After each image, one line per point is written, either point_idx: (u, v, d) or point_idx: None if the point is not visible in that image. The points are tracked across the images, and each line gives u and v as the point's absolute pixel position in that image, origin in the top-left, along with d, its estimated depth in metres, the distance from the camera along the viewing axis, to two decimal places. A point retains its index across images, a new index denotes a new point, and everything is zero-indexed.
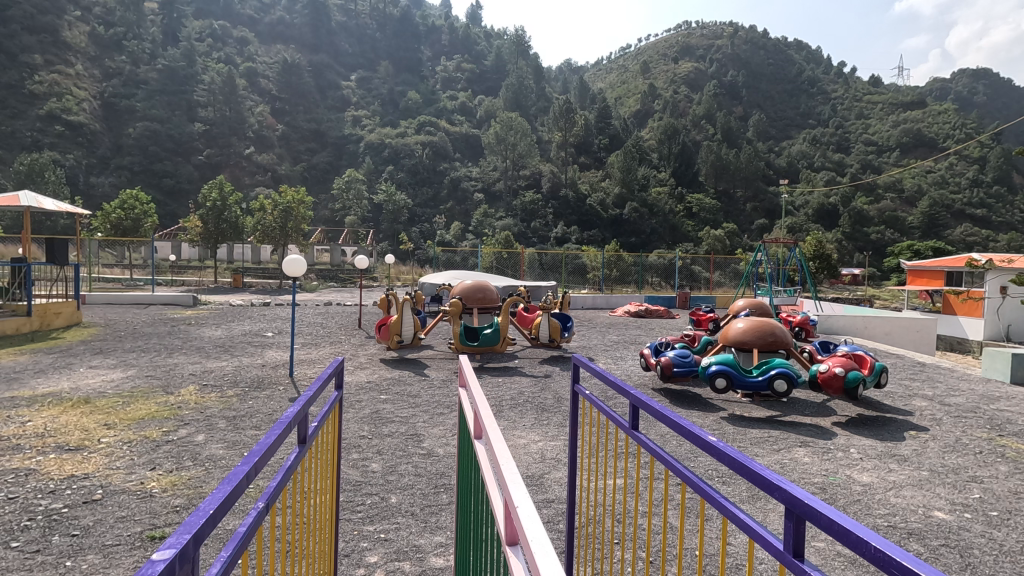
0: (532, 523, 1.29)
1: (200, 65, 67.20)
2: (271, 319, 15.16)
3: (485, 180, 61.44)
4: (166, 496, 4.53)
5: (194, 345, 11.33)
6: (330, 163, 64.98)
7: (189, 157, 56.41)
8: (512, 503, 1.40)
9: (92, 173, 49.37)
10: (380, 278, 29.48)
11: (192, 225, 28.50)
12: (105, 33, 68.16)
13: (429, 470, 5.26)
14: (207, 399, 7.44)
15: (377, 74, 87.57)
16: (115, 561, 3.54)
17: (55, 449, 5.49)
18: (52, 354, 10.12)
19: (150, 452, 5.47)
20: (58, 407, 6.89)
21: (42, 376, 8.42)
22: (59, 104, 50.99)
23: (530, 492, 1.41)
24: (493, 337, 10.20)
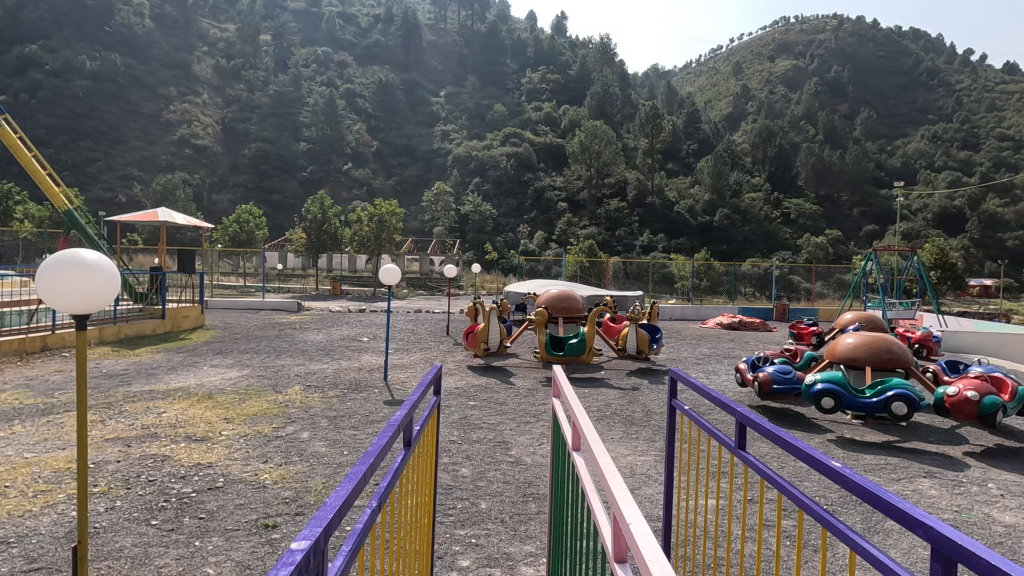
0: (640, 537, 1.25)
1: (306, 89, 72.65)
2: (367, 324, 16.05)
3: (569, 189, 61.30)
4: (277, 487, 4.89)
5: (298, 347, 12.20)
6: (420, 176, 67.77)
7: (295, 174, 61.13)
8: (623, 517, 1.35)
9: (214, 191, 55.07)
10: (467, 286, 30.36)
11: (296, 237, 30.83)
12: (227, 65, 76.11)
13: (517, 477, 5.29)
14: (311, 400, 7.95)
15: (465, 89, 90.45)
16: (236, 544, 3.86)
17: (185, 438, 6.12)
18: (181, 354, 11.25)
19: (263, 447, 5.95)
20: (186, 401, 7.67)
21: (173, 373, 9.41)
22: (188, 130, 57.75)
23: (638, 510, 1.35)
24: (579, 347, 10.06)
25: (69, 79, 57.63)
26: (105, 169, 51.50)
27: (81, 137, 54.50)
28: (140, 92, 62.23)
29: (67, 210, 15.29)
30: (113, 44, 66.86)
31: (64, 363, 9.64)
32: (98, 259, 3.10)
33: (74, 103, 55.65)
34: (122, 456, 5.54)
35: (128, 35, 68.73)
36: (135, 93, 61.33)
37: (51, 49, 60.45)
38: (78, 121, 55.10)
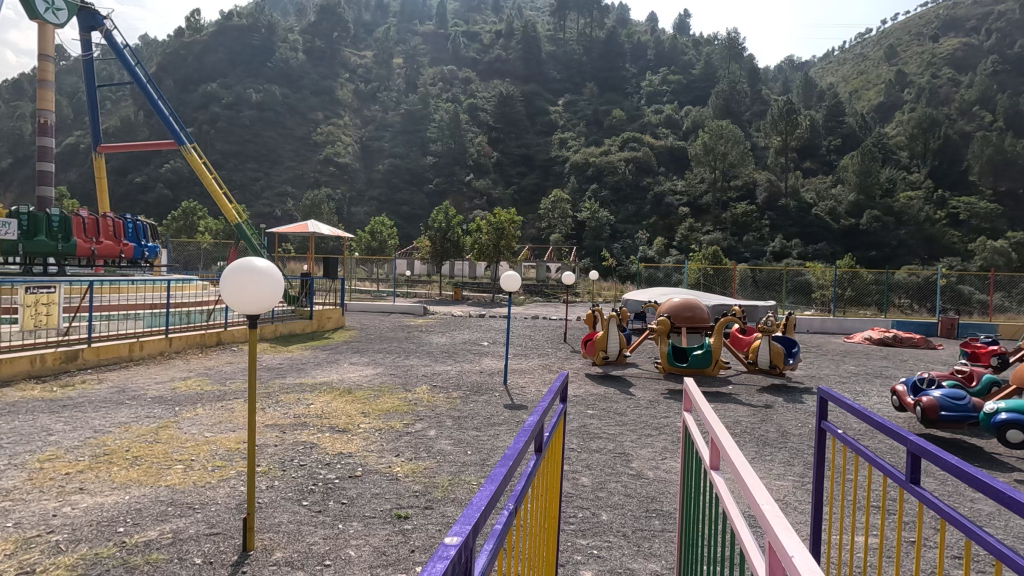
0: (801, 558, 1.13)
1: (433, 105, 77.06)
2: (487, 329, 16.57)
3: (692, 193, 58.61)
4: (407, 480, 5.21)
5: (425, 349, 12.94)
6: (538, 185, 68.85)
7: (422, 187, 65.26)
8: (778, 540, 1.22)
9: (353, 204, 60.55)
10: (583, 293, 30.24)
11: (423, 244, 32.79)
12: (365, 88, 83.37)
13: (639, 492, 5.11)
14: (437, 399, 8.42)
15: (583, 96, 90.40)
16: (373, 530, 4.17)
17: (329, 428, 6.76)
18: (325, 351, 12.44)
19: (394, 441, 6.37)
20: (330, 394, 8.46)
21: (319, 368, 10.43)
22: (332, 150, 64.13)
23: (794, 530, 1.24)
24: (704, 359, 9.52)
25: (239, 109, 66.64)
26: (266, 187, 58.94)
27: (248, 160, 62.82)
28: (293, 118, 70.30)
29: (238, 224, 17.73)
30: (274, 77, 76.15)
31: (234, 356, 11.12)
32: (267, 266, 3.52)
33: (243, 130, 64.29)
34: (280, 440, 6.25)
35: (285, 68, 77.93)
36: (291, 119, 69.35)
37: (227, 85, 70.36)
38: (246, 146, 63.60)
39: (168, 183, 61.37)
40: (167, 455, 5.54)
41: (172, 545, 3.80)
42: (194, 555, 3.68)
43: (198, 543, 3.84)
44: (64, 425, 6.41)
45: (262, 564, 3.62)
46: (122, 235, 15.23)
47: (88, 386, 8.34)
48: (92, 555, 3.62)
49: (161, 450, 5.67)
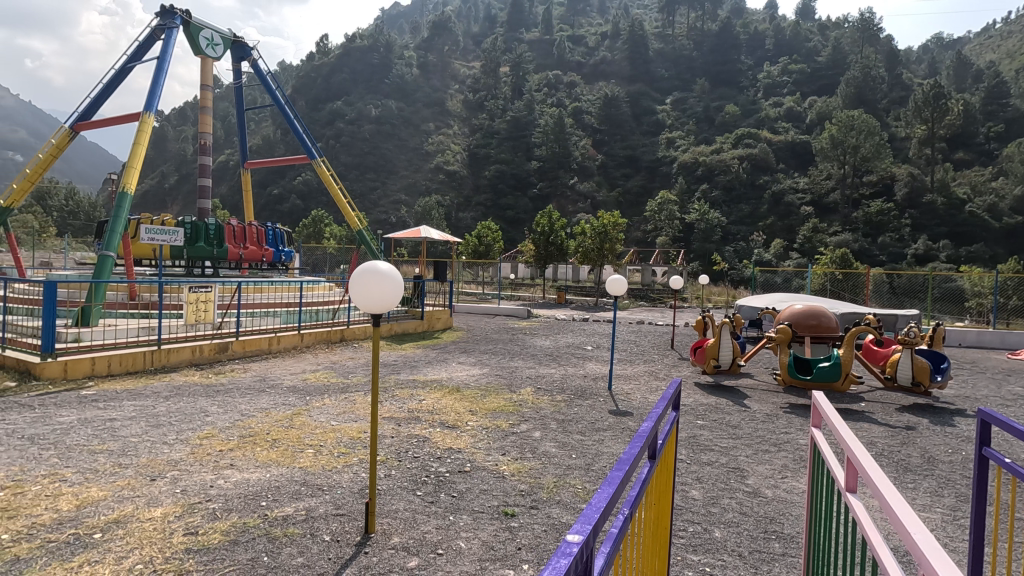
0: None
1: (538, 110, 78.01)
2: (591, 333, 16.44)
3: (816, 191, 53.94)
4: (513, 479, 5.30)
5: (529, 352, 13.10)
6: (644, 186, 67.12)
7: (526, 191, 66.35)
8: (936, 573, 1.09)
9: (460, 210, 63.07)
10: (691, 298, 29.02)
11: (527, 248, 33.30)
12: (473, 98, 86.51)
13: (756, 511, 4.80)
14: (542, 401, 8.49)
15: (693, 92, 86.77)
16: (482, 525, 4.30)
17: (439, 424, 7.09)
18: (434, 350, 13.04)
19: (501, 440, 6.52)
20: (440, 391, 8.87)
21: (430, 366, 10.97)
22: (443, 158, 67.32)
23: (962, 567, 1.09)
24: (832, 373, 8.67)
25: (360, 124, 72.07)
26: (383, 195, 63.29)
27: (367, 171, 67.82)
28: (408, 130, 74.73)
29: (359, 230, 19.16)
30: (391, 92, 81.37)
31: (355, 352, 12.04)
32: (389, 269, 3.78)
33: (364, 144, 69.55)
34: (395, 433, 6.65)
35: (401, 83, 82.96)
36: (405, 131, 73.78)
37: (350, 102, 76.39)
38: (366, 158, 68.74)
39: (300, 194, 68.03)
40: (300, 440, 6.13)
41: (306, 521, 4.20)
42: (324, 533, 4.03)
43: (327, 522, 4.19)
44: (219, 408, 7.34)
45: (381, 546, 3.88)
46: (264, 242, 17.06)
47: (236, 374, 9.47)
48: (240, 525, 4.09)
49: (295, 435, 6.29)
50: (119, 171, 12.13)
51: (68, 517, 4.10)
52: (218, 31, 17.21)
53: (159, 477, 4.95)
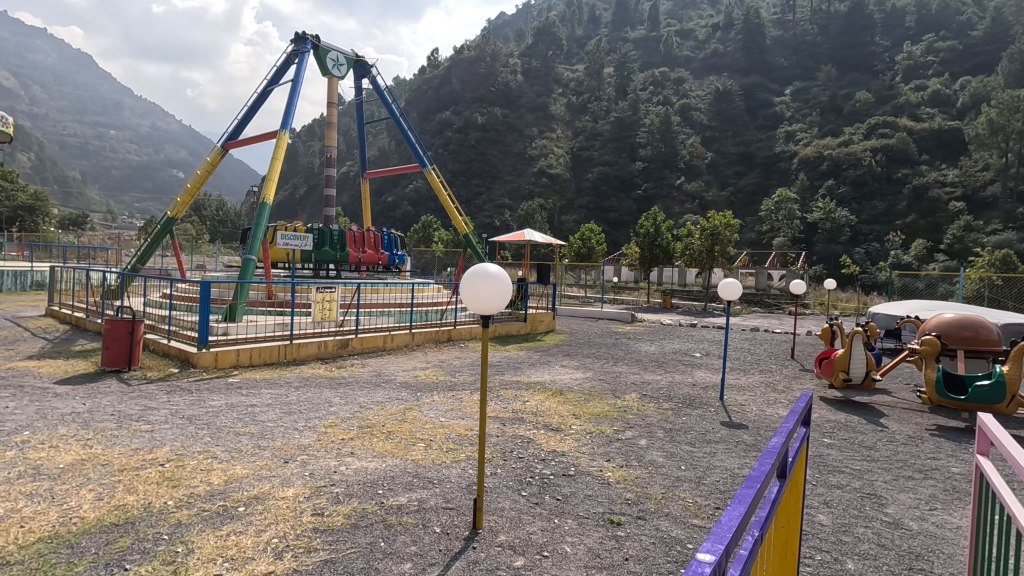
0: None
1: (643, 110, 76.17)
2: (699, 340, 15.66)
3: (969, 185, 47.40)
4: (619, 486, 5.17)
5: (633, 357, 12.72)
6: (759, 184, 62.96)
7: (630, 192, 65.07)
8: None
9: (563, 213, 63.31)
10: (813, 304, 26.70)
11: (631, 250, 32.50)
12: (577, 101, 86.34)
13: (896, 544, 4.27)
14: (647, 408, 8.22)
15: (818, 81, 79.88)
16: (587, 531, 4.23)
17: (543, 426, 7.11)
18: (538, 353, 13.09)
19: (606, 446, 6.40)
20: (544, 393, 8.91)
21: (533, 368, 11.07)
22: (546, 162, 68.06)
23: None
24: (993, 393, 7.48)
25: (467, 132, 74.69)
26: (487, 200, 65.31)
27: (473, 177, 70.21)
28: (512, 135, 76.38)
29: (465, 234, 19.81)
30: (496, 99, 83.41)
31: (462, 352, 12.44)
32: (498, 271, 3.85)
33: (470, 151, 72.18)
34: (501, 433, 6.76)
35: (506, 90, 84.79)
36: (510, 136, 75.35)
37: (458, 111, 79.41)
38: (472, 164, 71.26)
39: (411, 201, 72.12)
40: (412, 433, 6.45)
41: (418, 512, 4.39)
42: (434, 524, 4.19)
43: (438, 514, 4.36)
44: (341, 399, 7.95)
45: (489, 543, 3.96)
46: (380, 246, 18.21)
47: (356, 368, 10.19)
48: (360, 509, 4.38)
49: (407, 428, 6.63)
50: (260, 184, 13.56)
51: (218, 490, 4.64)
52: (343, 52, 18.73)
53: (291, 460, 5.44)
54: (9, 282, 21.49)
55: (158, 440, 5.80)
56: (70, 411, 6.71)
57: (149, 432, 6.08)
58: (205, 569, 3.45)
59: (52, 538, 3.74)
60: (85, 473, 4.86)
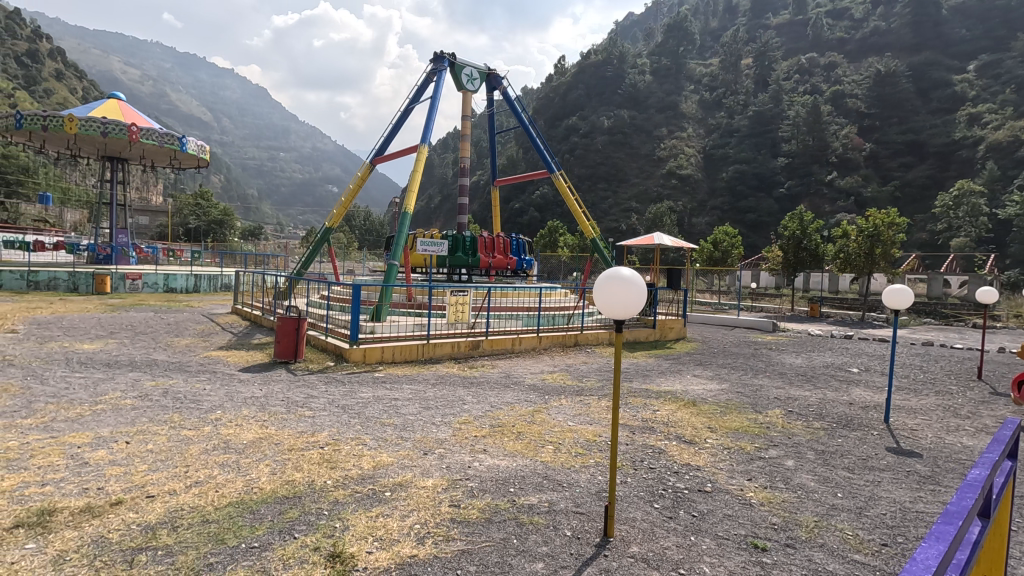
0: None
1: (787, 101, 70.20)
2: (856, 353, 13.95)
3: None
4: (764, 509, 4.77)
5: (776, 369, 11.71)
6: (930, 178, 54.92)
7: (771, 191, 60.32)
8: None
9: (694, 216, 60.56)
10: (1005, 316, 22.53)
11: (772, 255, 29.99)
12: (710, 97, 81.97)
13: None
14: (794, 426, 7.49)
15: (1011, 52, 67.68)
16: (727, 554, 3.96)
17: (676, 437, 6.79)
18: (668, 360, 12.65)
19: (746, 463, 5.95)
20: (676, 404, 8.51)
21: (664, 377, 10.63)
22: (676, 163, 65.65)
23: None
24: None
25: (594, 136, 74.43)
26: (614, 204, 64.60)
27: (599, 181, 69.77)
28: (641, 138, 74.68)
29: (592, 238, 19.70)
30: (624, 101, 82.01)
31: (588, 357, 12.38)
32: (633, 275, 3.76)
33: (596, 155, 71.88)
34: (631, 441, 6.59)
35: (634, 92, 83.15)
36: (638, 138, 73.75)
37: (584, 116, 79.41)
38: (598, 168, 70.89)
39: (537, 207, 73.59)
40: (542, 435, 6.56)
41: (549, 513, 4.43)
42: (565, 527, 4.19)
43: (569, 518, 4.35)
44: (474, 398, 8.31)
45: (621, 553, 3.87)
46: (509, 251, 18.78)
47: (487, 369, 10.60)
48: (493, 505, 4.52)
49: (537, 430, 6.74)
50: (402, 195, 14.68)
51: (368, 474, 5.08)
52: (476, 67, 19.65)
53: (429, 452, 5.80)
54: (206, 284, 25.60)
55: (318, 426, 6.52)
56: (252, 395, 7.80)
57: (311, 417, 6.86)
58: (359, 545, 3.78)
59: (238, 503, 4.36)
60: (262, 450, 5.60)
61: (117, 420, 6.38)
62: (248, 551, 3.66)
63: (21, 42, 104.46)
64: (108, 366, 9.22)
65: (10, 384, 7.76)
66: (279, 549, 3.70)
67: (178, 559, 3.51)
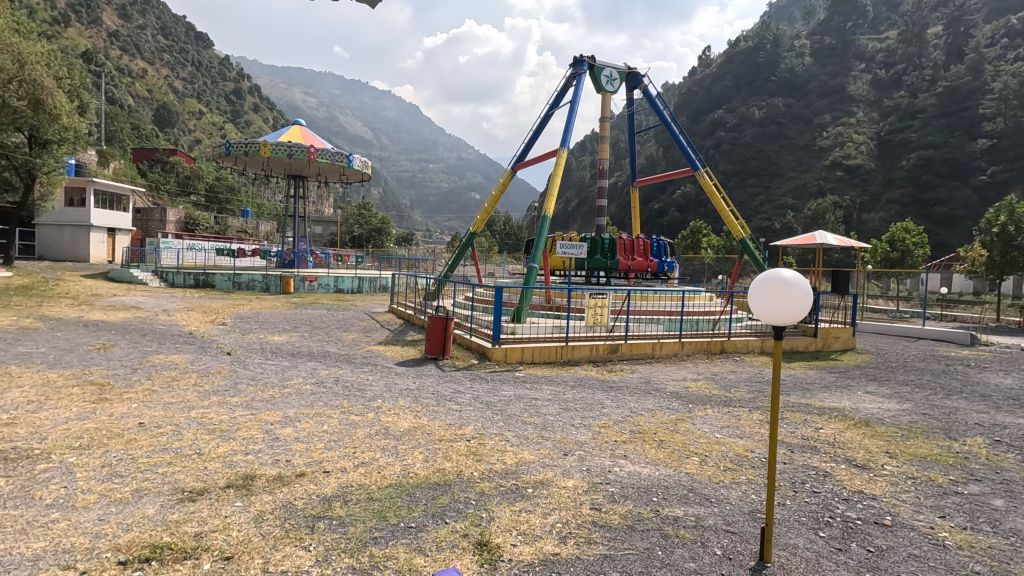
0: None
1: (990, 71, 59.07)
2: None
3: None
4: (962, 554, 4.04)
5: (975, 390, 9.84)
6: None
7: (968, 179, 51.14)
8: None
9: (865, 211, 53.56)
10: None
11: (970, 254, 25.37)
12: (887, 75, 71.90)
13: None
14: (1003, 459, 6.23)
15: None
16: None
17: (844, 460, 6.04)
18: (833, 373, 11.30)
19: (938, 498, 5.09)
20: (843, 422, 7.56)
21: (828, 392, 9.49)
22: (842, 153, 58.70)
23: None
24: None
25: (743, 129, 69.42)
26: (766, 201, 59.66)
27: (748, 176, 64.81)
28: (798, 127, 67.97)
29: (742, 238, 18.32)
30: (779, 89, 75.26)
31: (736, 366, 11.51)
32: (797, 276, 3.42)
33: (746, 149, 66.90)
34: (789, 460, 6.01)
35: (791, 77, 75.75)
36: (795, 128, 67.23)
37: (732, 108, 74.32)
38: (747, 163, 65.86)
39: (679, 207, 70.58)
40: (686, 445, 6.23)
41: (697, 528, 4.20)
42: (715, 546, 3.94)
43: (719, 536, 4.08)
44: (613, 402, 8.18)
45: None
46: (649, 253, 18.21)
47: (625, 374, 10.36)
48: (636, 513, 4.41)
49: (681, 440, 6.42)
50: (541, 200, 14.98)
51: (510, 470, 5.24)
52: (616, 67, 19.40)
53: (569, 453, 5.83)
54: (367, 286, 28.40)
55: (465, 419, 6.90)
56: (406, 387, 8.49)
57: (458, 411, 7.29)
58: (504, 537, 3.93)
59: (397, 485, 4.77)
60: (417, 438, 6.07)
61: (300, 402, 7.35)
62: (407, 530, 3.98)
63: (230, 83, 125.56)
64: (293, 355, 10.69)
65: (221, 367, 9.35)
66: (432, 531, 3.97)
67: (350, 530, 3.94)
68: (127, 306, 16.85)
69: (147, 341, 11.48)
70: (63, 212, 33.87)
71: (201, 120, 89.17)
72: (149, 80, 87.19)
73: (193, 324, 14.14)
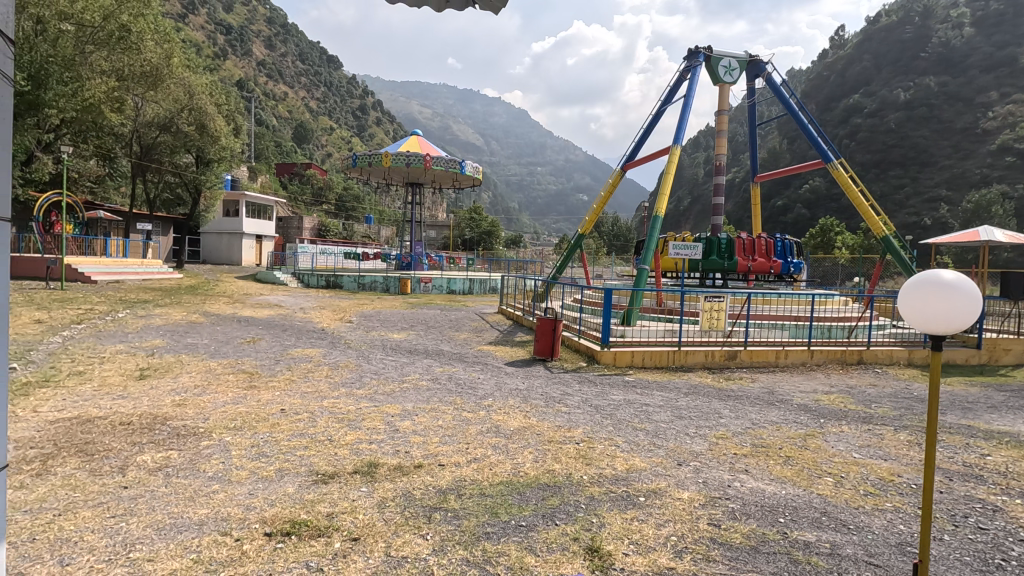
0: None
1: None
2: None
3: None
4: None
5: None
6: None
7: None
8: None
9: None
10: None
11: None
12: None
13: None
14: None
15: None
16: None
17: (1020, 495, 5.13)
18: (1004, 392, 9.67)
19: None
20: (1018, 450, 6.45)
21: (997, 413, 8.16)
22: (1013, 135, 50.55)
23: None
24: None
25: (884, 114, 62.28)
26: (913, 194, 52.96)
27: (891, 167, 57.89)
28: (955, 108, 59.58)
29: (883, 236, 16.38)
30: (930, 67, 66.48)
31: (878, 379, 10.27)
32: (959, 278, 2.96)
33: (888, 136, 59.93)
34: (946, 489, 5.26)
35: (945, 52, 66.65)
36: (950, 110, 59.04)
37: (871, 91, 66.98)
38: (890, 151, 58.84)
39: (806, 202, 64.97)
40: (817, 464, 5.67)
41: (832, 557, 3.81)
42: None
43: (857, 568, 3.66)
44: (731, 412, 7.68)
45: None
46: (772, 253, 16.90)
47: (745, 383, 9.67)
48: (760, 533, 4.10)
49: (811, 457, 5.86)
50: (652, 199, 14.49)
51: (621, 476, 5.12)
52: (735, 57, 18.27)
53: (684, 463, 5.57)
54: (478, 288, 29.28)
55: (573, 422, 6.86)
56: (515, 387, 8.63)
57: (567, 413, 7.27)
58: (616, 545, 3.83)
59: (508, 483, 4.85)
60: (526, 437, 6.14)
61: (417, 397, 7.76)
62: (517, 528, 4.03)
63: (357, 100, 136.35)
64: (410, 352, 11.33)
65: (348, 361, 10.16)
66: (544, 532, 3.98)
67: (463, 523, 4.08)
68: (271, 304, 18.92)
69: (288, 336, 12.80)
70: (220, 222, 39.10)
71: (332, 135, 97.41)
72: (290, 102, 97.15)
73: (325, 321, 15.53)
